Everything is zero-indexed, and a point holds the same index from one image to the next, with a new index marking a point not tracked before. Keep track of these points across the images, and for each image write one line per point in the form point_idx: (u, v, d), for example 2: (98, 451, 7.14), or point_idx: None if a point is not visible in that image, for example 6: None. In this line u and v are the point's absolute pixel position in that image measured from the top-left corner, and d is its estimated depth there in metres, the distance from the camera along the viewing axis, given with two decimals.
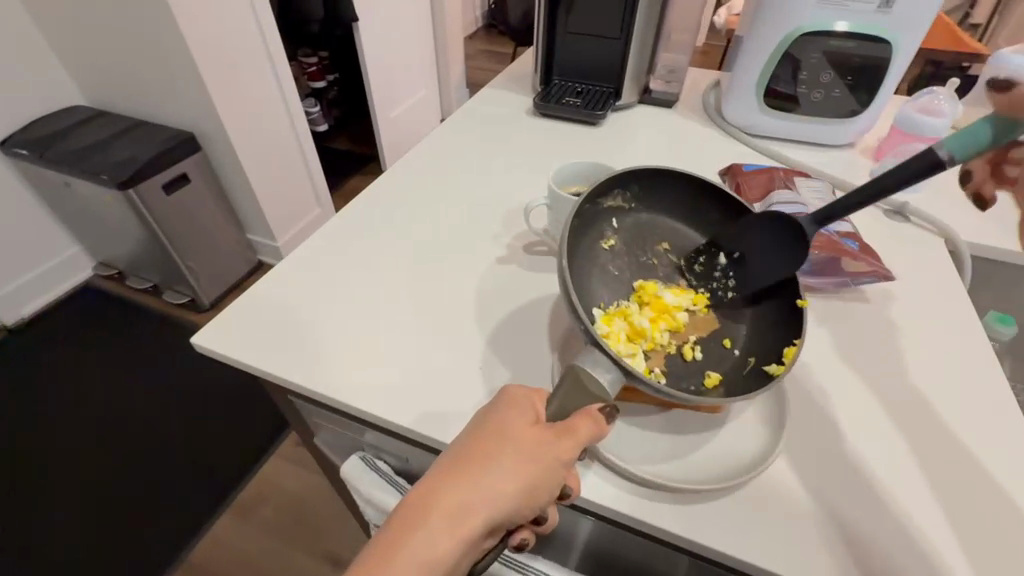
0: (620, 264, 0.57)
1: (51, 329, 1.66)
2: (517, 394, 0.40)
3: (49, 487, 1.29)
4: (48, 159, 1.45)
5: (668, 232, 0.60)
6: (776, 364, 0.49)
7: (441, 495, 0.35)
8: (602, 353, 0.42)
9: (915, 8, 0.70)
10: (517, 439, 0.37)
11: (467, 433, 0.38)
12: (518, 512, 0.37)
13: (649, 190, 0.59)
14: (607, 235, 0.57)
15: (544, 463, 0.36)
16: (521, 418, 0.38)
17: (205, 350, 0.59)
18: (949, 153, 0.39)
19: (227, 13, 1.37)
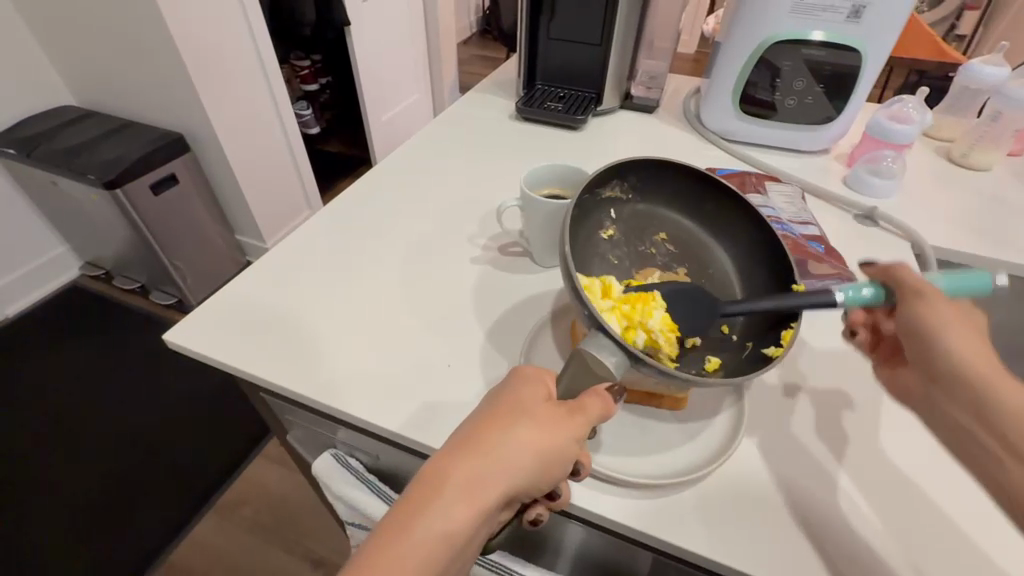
0: (619, 253, 0.59)
1: (34, 328, 1.65)
2: (530, 373, 0.41)
3: (28, 487, 1.27)
4: (34, 158, 1.45)
5: (668, 223, 0.61)
6: (774, 347, 0.48)
7: (460, 467, 0.36)
8: (608, 335, 0.41)
9: (884, 19, 0.72)
10: (533, 416, 0.38)
11: (484, 405, 0.39)
12: (534, 486, 0.38)
13: (649, 181, 0.60)
14: (607, 225, 0.59)
15: (558, 437, 0.38)
16: (536, 395, 0.40)
17: (177, 346, 0.59)
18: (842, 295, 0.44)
19: (218, 16, 1.37)
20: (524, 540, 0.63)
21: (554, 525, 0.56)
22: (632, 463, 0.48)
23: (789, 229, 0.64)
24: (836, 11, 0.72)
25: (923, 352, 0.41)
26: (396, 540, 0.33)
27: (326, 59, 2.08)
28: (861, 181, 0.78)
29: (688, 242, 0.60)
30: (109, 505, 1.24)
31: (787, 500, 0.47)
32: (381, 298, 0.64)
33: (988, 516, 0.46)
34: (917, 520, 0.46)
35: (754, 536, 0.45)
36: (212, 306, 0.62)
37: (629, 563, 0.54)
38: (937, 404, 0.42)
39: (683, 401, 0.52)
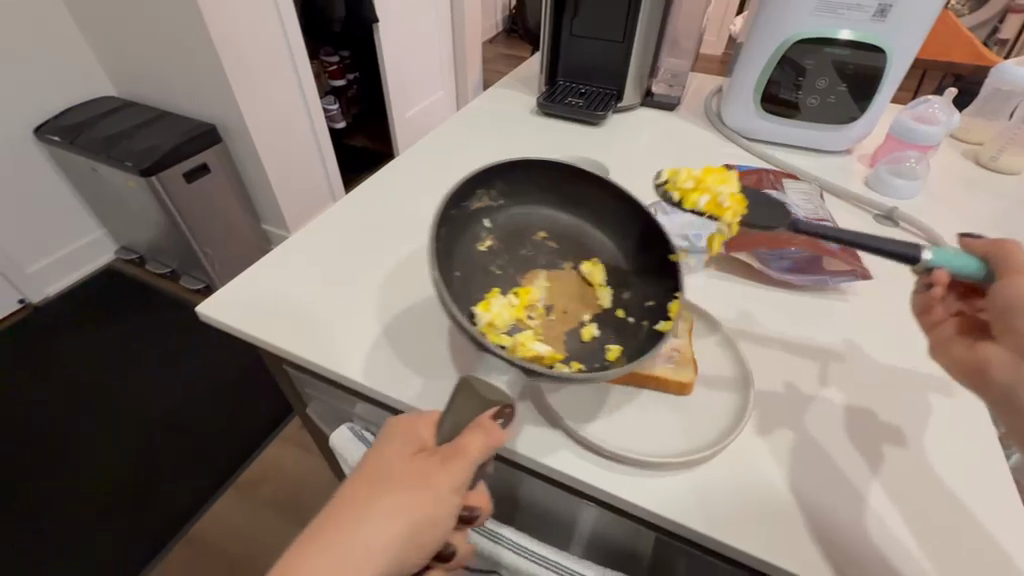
0: (501, 262, 0.58)
1: (72, 307, 1.73)
2: (397, 432, 0.42)
3: (62, 456, 1.34)
4: (77, 144, 1.52)
5: (544, 221, 0.63)
6: (664, 322, 0.51)
7: (321, 556, 0.36)
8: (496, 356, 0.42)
9: (911, 18, 0.71)
10: (397, 480, 0.39)
11: (351, 481, 0.40)
12: (413, 550, 0.38)
13: (515, 187, 0.62)
14: (484, 237, 0.59)
15: (427, 491, 0.38)
16: (401, 457, 0.40)
17: (210, 318, 0.62)
18: (929, 255, 0.44)
19: (253, 11, 1.42)
20: (533, 519, 0.64)
21: (564, 504, 0.57)
22: (642, 442, 0.49)
23: (804, 225, 0.65)
24: (862, 10, 0.72)
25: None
26: None
27: (354, 55, 2.12)
28: (883, 181, 0.77)
29: (567, 236, 0.62)
30: (136, 479, 1.30)
31: (796, 490, 0.47)
32: (400, 280, 0.66)
33: (1003, 516, 0.45)
34: (930, 515, 0.45)
35: (759, 521, 0.45)
36: (240, 285, 0.65)
37: (633, 541, 0.55)
38: None
39: (690, 384, 0.52)
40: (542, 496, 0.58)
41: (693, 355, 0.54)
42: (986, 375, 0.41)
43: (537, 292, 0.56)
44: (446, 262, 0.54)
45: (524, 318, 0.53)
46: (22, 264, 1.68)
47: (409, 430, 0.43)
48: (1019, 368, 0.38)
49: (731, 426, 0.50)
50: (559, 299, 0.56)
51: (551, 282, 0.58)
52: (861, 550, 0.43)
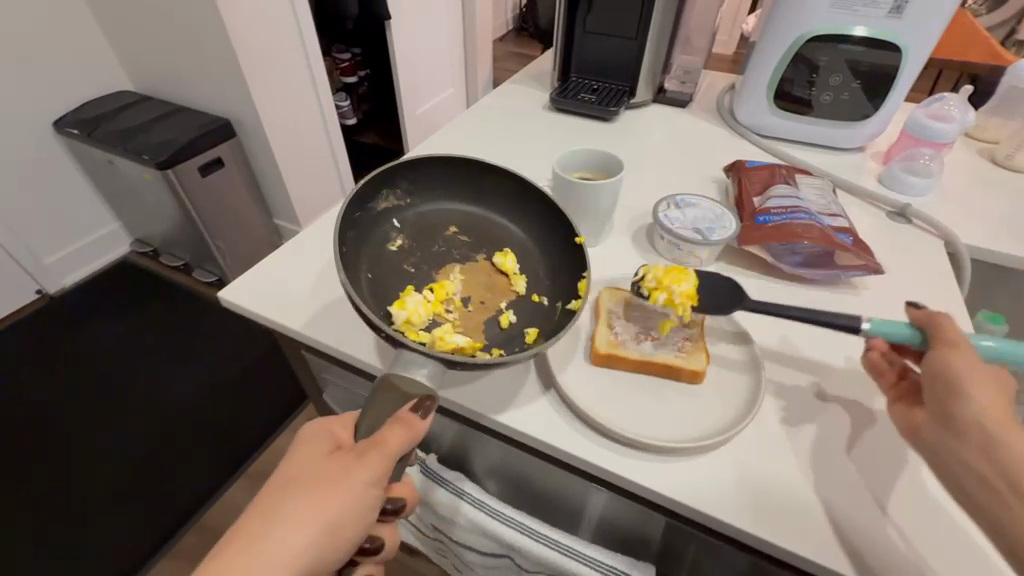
0: (414, 259, 0.58)
1: (88, 298, 1.76)
2: (317, 432, 0.46)
3: (77, 443, 1.37)
4: (95, 137, 1.55)
5: (453, 217, 0.63)
6: (576, 301, 0.53)
7: (240, 552, 0.38)
8: (408, 350, 0.43)
9: (927, 15, 0.71)
10: (314, 477, 0.42)
11: (274, 481, 0.43)
12: (334, 541, 0.41)
13: (419, 185, 0.63)
14: (391, 238, 0.59)
15: (342, 487, 0.41)
16: (319, 456, 0.44)
17: (229, 303, 0.63)
18: (867, 327, 0.48)
19: (269, 8, 1.44)
20: (543, 504, 0.65)
21: (574, 489, 0.57)
22: (659, 428, 0.49)
23: (817, 220, 0.64)
24: (877, 6, 0.72)
25: (947, 396, 0.40)
26: None
27: (366, 52, 2.14)
28: (896, 178, 0.77)
29: (477, 228, 0.63)
30: (149, 466, 1.32)
31: (805, 479, 0.47)
32: None
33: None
34: (941, 509, 0.46)
35: (768, 509, 0.46)
36: (256, 271, 0.66)
37: (642, 527, 0.56)
38: (943, 447, 0.40)
39: (702, 373, 0.52)
40: (553, 481, 0.59)
41: (704, 345, 0.55)
42: (919, 435, 0.42)
43: (452, 285, 0.57)
44: (353, 266, 0.53)
45: (442, 313, 0.54)
46: (39, 254, 1.71)
47: (330, 430, 0.46)
48: (938, 433, 0.40)
49: (744, 411, 0.51)
50: (476, 289, 0.57)
51: (466, 274, 0.58)
52: (869, 539, 0.44)
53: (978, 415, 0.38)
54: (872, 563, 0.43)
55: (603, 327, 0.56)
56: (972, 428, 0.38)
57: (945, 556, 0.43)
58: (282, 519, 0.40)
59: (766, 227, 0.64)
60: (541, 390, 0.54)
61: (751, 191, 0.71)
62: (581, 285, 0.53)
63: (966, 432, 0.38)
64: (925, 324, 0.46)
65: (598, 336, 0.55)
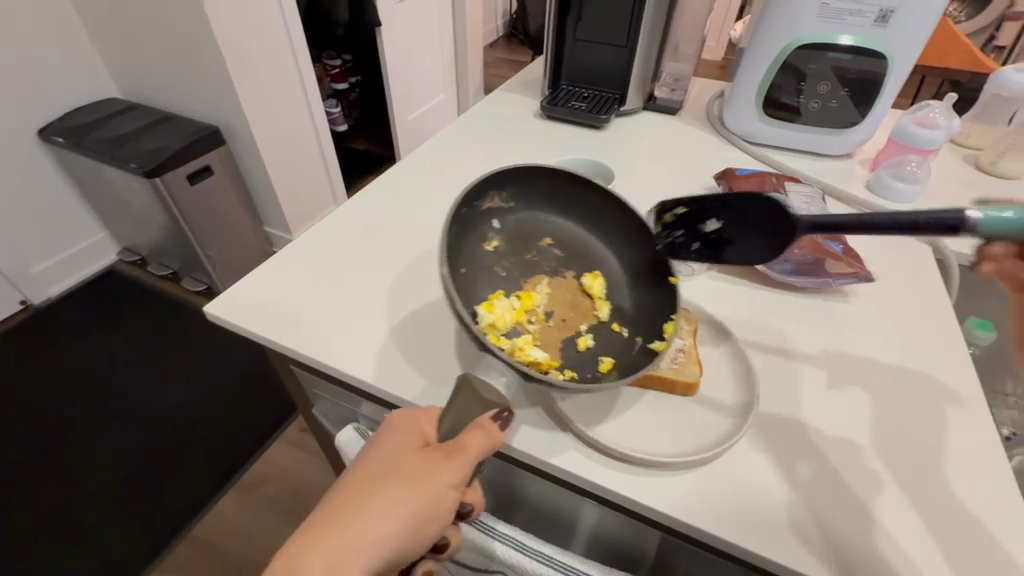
0: (506, 264, 0.58)
1: (74, 308, 1.73)
2: (402, 422, 0.43)
3: (61, 458, 1.33)
4: (82, 145, 1.53)
5: (550, 226, 0.62)
6: (658, 341, 0.51)
7: (324, 545, 0.36)
8: (495, 359, 0.45)
9: (911, 23, 0.71)
10: (398, 473, 0.39)
11: (356, 469, 0.40)
12: (412, 544, 0.38)
13: (525, 190, 0.61)
14: (491, 239, 0.59)
15: (422, 487, 0.38)
16: (404, 450, 0.41)
17: (216, 319, 0.61)
18: (978, 222, 0.35)
19: (258, 15, 1.43)
20: (540, 519, 0.64)
21: (571, 504, 0.57)
22: (654, 443, 0.49)
23: (807, 228, 0.65)
24: (863, 15, 0.73)
25: None
26: None
27: (356, 59, 2.14)
28: (884, 183, 0.78)
29: (571, 242, 0.61)
30: (136, 481, 1.29)
31: (801, 488, 0.47)
32: (402, 278, 0.66)
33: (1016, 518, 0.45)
34: (938, 518, 0.45)
35: (771, 521, 0.45)
36: (248, 283, 0.65)
37: (640, 540, 0.55)
38: None
39: (696, 385, 0.52)
40: (548, 495, 0.58)
41: (698, 356, 0.55)
42: None
43: (538, 297, 0.57)
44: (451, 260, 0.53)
45: (524, 322, 0.54)
46: (24, 264, 1.68)
47: (413, 422, 0.43)
48: None
49: (739, 421, 0.51)
50: (560, 305, 0.57)
51: (553, 288, 0.58)
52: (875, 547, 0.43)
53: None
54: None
55: None
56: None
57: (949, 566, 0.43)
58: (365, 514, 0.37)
59: None
60: (537, 409, 0.53)
61: None
62: (666, 327, 0.52)
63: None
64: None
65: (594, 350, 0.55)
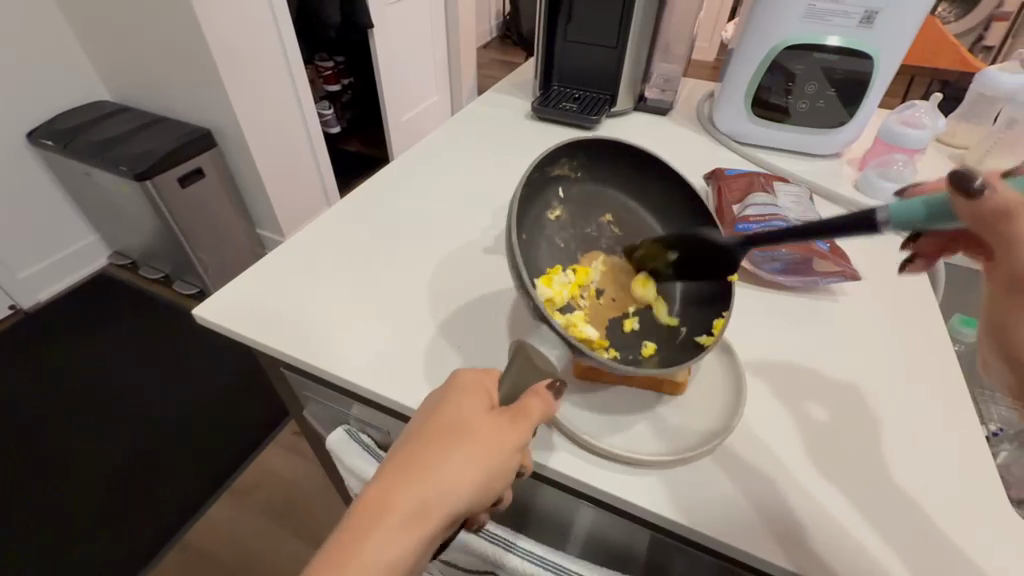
0: (565, 235, 0.57)
1: (64, 312, 1.72)
2: (468, 379, 0.40)
3: (50, 464, 1.32)
4: (71, 148, 1.52)
5: (611, 203, 0.60)
6: (705, 336, 0.52)
7: (398, 500, 0.34)
8: (549, 329, 0.45)
9: (896, 23, 0.72)
10: (473, 431, 0.37)
11: (422, 422, 0.38)
12: (478, 503, 0.37)
13: (595, 162, 0.60)
14: (555, 209, 0.57)
15: (496, 448, 0.37)
16: (474, 408, 0.38)
17: (206, 321, 0.61)
18: (887, 217, 0.38)
19: (247, 16, 1.42)
20: (532, 519, 0.64)
21: (561, 503, 0.57)
22: (643, 442, 0.50)
23: (794, 227, 0.65)
24: (848, 16, 0.73)
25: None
26: None
27: (348, 61, 2.13)
28: (870, 183, 0.78)
29: (631, 224, 0.60)
30: (128, 486, 1.28)
31: (789, 482, 0.47)
32: (390, 281, 0.65)
33: (1001, 513, 0.45)
34: (927, 514, 0.45)
35: (760, 519, 0.45)
36: (238, 285, 0.65)
37: (631, 539, 0.55)
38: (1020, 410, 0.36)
39: (684, 384, 0.53)
40: (539, 494, 0.58)
41: None
42: None
43: (593, 273, 0.56)
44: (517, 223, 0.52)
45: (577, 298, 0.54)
46: (13, 268, 1.67)
47: (479, 379, 0.41)
48: None
49: (727, 419, 0.51)
50: (612, 283, 0.57)
51: (607, 265, 0.58)
52: (862, 545, 0.43)
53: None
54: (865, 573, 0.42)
55: None
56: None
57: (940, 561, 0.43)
58: (442, 471, 0.35)
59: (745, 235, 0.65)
60: None
61: (729, 200, 0.72)
62: (716, 323, 0.51)
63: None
64: (980, 221, 0.34)
65: None
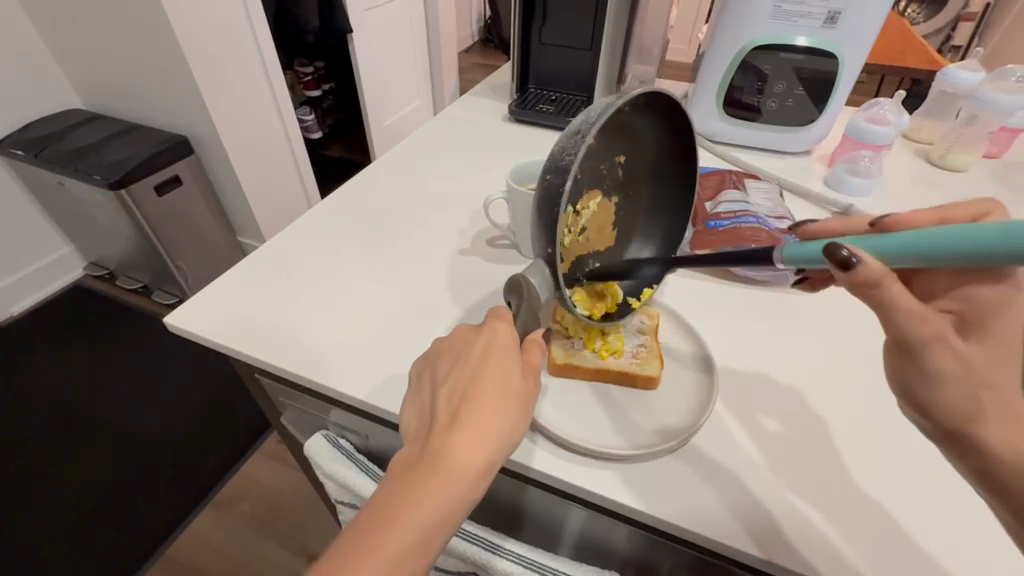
0: (585, 168, 0.46)
1: (39, 325, 1.68)
2: (499, 334, 0.42)
3: (25, 482, 1.28)
4: (43, 158, 1.48)
5: (632, 143, 0.50)
6: (634, 300, 0.55)
7: (468, 456, 0.36)
8: (552, 273, 0.45)
9: (860, 23, 0.74)
10: (515, 387, 0.40)
11: (468, 379, 0.40)
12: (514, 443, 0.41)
13: (650, 103, 0.47)
14: (599, 144, 0.47)
15: (530, 396, 0.41)
16: (512, 364, 0.41)
17: (178, 330, 0.60)
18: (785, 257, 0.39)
19: (223, 21, 1.41)
20: (515, 518, 0.65)
21: (543, 501, 0.57)
22: (621, 437, 0.50)
23: (765, 222, 0.66)
24: (813, 17, 0.75)
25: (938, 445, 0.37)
26: (416, 528, 0.35)
27: (329, 66, 2.12)
28: (840, 179, 0.80)
29: (633, 175, 0.52)
30: (107, 501, 1.25)
31: (763, 475, 0.48)
32: (369, 284, 0.66)
33: (962, 498, 0.47)
34: (897, 501, 0.46)
35: (737, 516, 0.45)
36: (210, 293, 0.64)
37: (613, 535, 0.55)
38: None
39: (656, 378, 0.53)
40: (520, 492, 0.58)
41: (660, 351, 0.57)
42: None
43: (588, 210, 0.50)
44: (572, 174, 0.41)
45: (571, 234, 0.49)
46: None
47: (506, 334, 0.43)
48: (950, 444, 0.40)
49: (700, 410, 0.52)
50: (591, 224, 0.52)
51: (597, 208, 0.51)
52: (833, 531, 0.44)
53: (959, 361, 0.34)
54: (843, 565, 0.43)
55: (559, 337, 0.57)
56: (951, 368, 0.34)
57: (908, 545, 0.44)
58: (494, 419, 0.38)
59: (717, 232, 0.66)
60: None
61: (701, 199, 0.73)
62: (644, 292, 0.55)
63: (934, 366, 0.35)
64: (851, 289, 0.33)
65: (553, 347, 0.56)
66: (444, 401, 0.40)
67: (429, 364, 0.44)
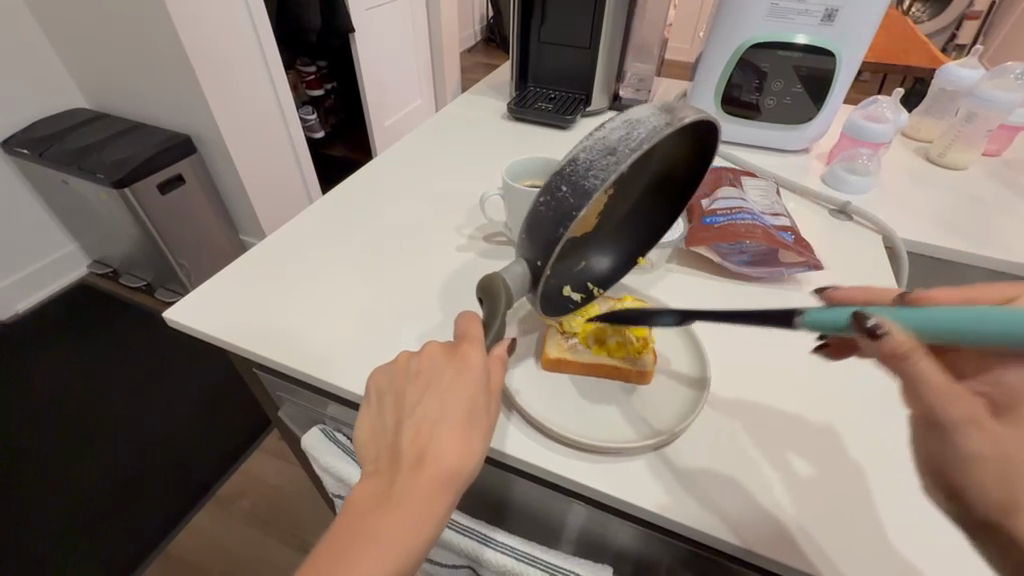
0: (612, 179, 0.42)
1: (44, 323, 1.69)
2: (461, 364, 0.42)
3: (28, 478, 1.30)
4: (47, 157, 1.50)
5: (659, 161, 0.47)
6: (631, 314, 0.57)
7: (429, 493, 0.37)
8: (524, 269, 0.46)
9: (857, 22, 0.74)
10: (475, 416, 0.40)
11: (429, 414, 0.40)
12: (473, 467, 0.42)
13: (690, 131, 0.45)
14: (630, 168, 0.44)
15: (492, 421, 0.42)
16: (472, 393, 0.41)
17: (176, 323, 0.61)
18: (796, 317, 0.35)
19: (225, 21, 1.41)
20: (510, 513, 0.65)
21: (537, 496, 0.57)
22: (617, 431, 0.50)
23: (760, 219, 0.66)
24: (810, 15, 0.75)
25: None
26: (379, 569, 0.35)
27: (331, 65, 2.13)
28: (838, 177, 0.81)
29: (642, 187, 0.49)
30: (107, 498, 1.26)
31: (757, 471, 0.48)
32: (364, 281, 0.66)
33: None
34: (887, 498, 0.47)
35: (731, 514, 0.46)
36: (211, 288, 0.65)
37: (607, 529, 0.55)
38: None
39: (649, 373, 0.54)
40: (514, 486, 0.59)
41: (653, 343, 0.56)
42: None
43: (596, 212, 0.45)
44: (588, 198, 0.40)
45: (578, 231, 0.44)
46: None
47: (468, 362, 0.42)
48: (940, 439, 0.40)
49: (694, 402, 0.52)
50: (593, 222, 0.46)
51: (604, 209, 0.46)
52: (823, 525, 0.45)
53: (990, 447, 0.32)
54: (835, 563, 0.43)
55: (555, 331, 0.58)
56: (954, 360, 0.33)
57: (897, 539, 0.44)
58: (452, 454, 0.38)
59: (711, 228, 0.66)
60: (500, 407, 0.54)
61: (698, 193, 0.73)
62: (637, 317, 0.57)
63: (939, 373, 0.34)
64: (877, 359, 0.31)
65: (547, 342, 0.57)
66: (407, 432, 0.40)
67: (392, 392, 0.43)
